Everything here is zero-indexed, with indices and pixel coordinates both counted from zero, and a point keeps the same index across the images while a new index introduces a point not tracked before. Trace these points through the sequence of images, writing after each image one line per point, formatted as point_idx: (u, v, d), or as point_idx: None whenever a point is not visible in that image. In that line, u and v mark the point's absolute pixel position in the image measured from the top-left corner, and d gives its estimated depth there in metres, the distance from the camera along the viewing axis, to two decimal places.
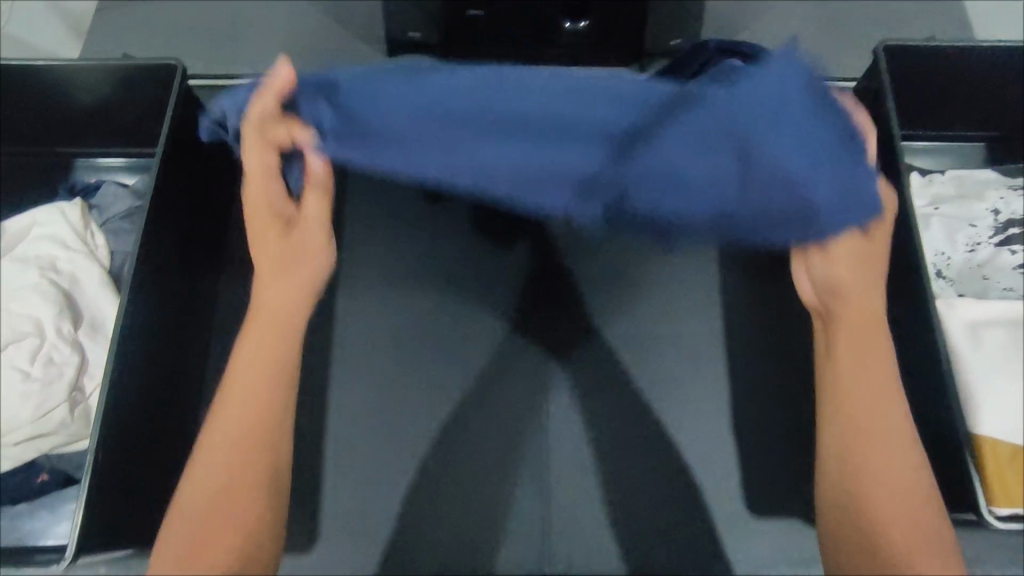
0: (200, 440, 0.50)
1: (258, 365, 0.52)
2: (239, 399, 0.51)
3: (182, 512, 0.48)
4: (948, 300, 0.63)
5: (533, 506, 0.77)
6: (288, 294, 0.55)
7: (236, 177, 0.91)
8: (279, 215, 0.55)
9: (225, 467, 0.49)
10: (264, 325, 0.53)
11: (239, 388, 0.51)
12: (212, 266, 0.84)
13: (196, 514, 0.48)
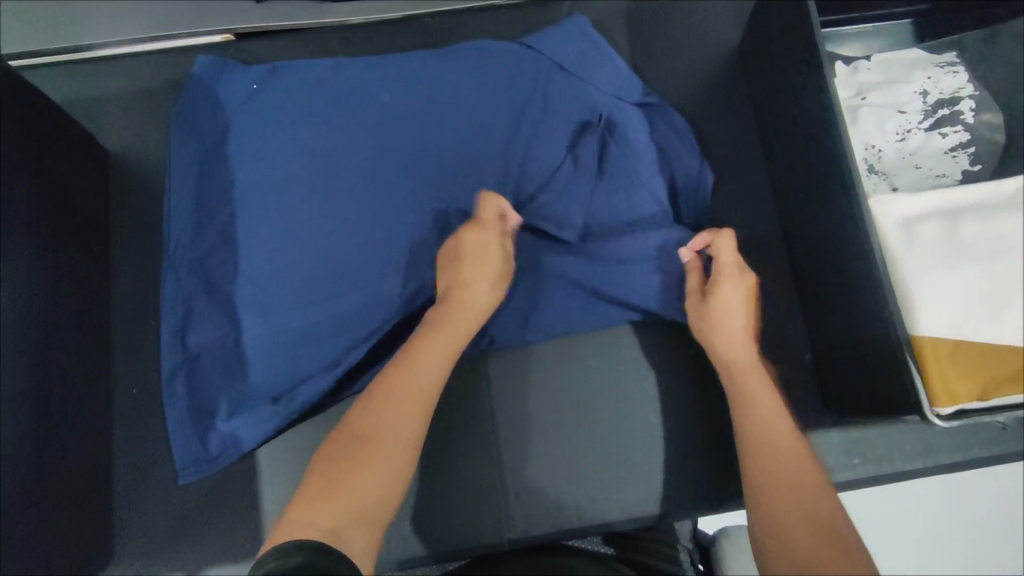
0: (403, 359, 0.64)
1: (430, 374, 0.64)
2: (409, 385, 0.62)
3: (377, 396, 0.61)
4: (881, 197, 0.59)
5: (485, 469, 0.74)
6: (451, 346, 0.66)
7: (109, 166, 0.81)
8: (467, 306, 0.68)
9: (414, 400, 0.62)
10: (444, 342, 0.65)
11: (455, 316, 0.67)
12: (97, 271, 0.76)
13: (386, 403, 0.61)
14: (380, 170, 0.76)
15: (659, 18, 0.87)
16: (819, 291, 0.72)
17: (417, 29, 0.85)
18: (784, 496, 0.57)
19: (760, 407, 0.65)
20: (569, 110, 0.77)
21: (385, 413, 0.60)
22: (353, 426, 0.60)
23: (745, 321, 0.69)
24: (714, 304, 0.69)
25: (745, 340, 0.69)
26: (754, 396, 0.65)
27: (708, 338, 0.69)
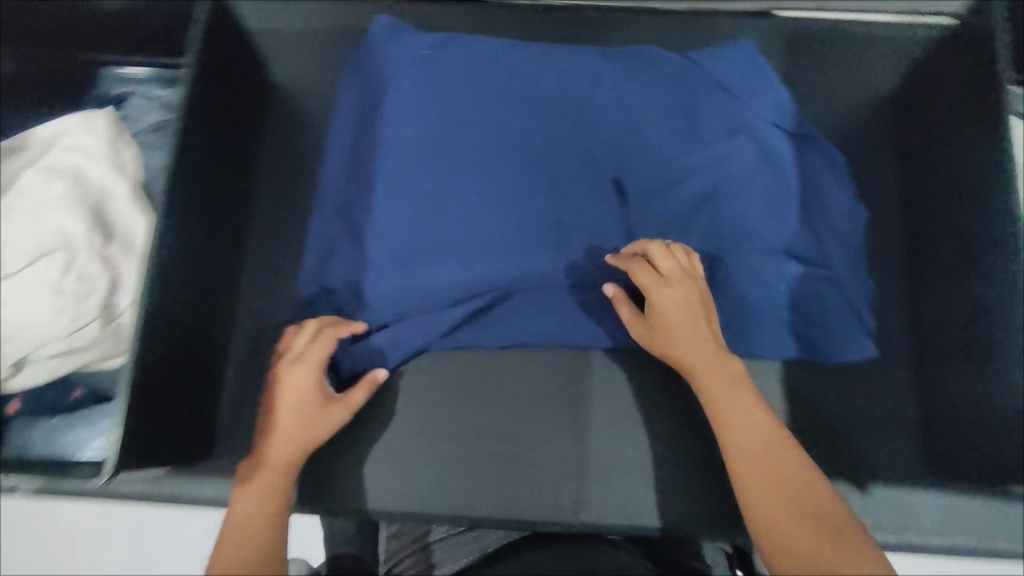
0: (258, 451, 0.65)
1: (285, 458, 0.64)
2: (255, 477, 0.63)
3: (242, 492, 0.62)
4: None
5: (570, 451, 0.73)
6: (295, 447, 0.65)
7: (270, 95, 0.86)
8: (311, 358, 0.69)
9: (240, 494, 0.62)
10: (284, 436, 0.65)
11: (280, 414, 0.66)
12: (242, 187, 0.81)
13: (252, 499, 0.61)
14: (529, 146, 0.79)
15: (819, 49, 0.87)
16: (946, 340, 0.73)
17: (578, 20, 0.88)
18: (772, 492, 0.58)
19: (734, 405, 0.63)
20: (720, 129, 0.81)
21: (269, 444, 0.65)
22: (245, 498, 0.61)
23: (694, 332, 0.66)
24: (658, 320, 0.67)
25: (701, 342, 0.66)
26: (725, 399, 0.63)
27: (667, 350, 0.67)
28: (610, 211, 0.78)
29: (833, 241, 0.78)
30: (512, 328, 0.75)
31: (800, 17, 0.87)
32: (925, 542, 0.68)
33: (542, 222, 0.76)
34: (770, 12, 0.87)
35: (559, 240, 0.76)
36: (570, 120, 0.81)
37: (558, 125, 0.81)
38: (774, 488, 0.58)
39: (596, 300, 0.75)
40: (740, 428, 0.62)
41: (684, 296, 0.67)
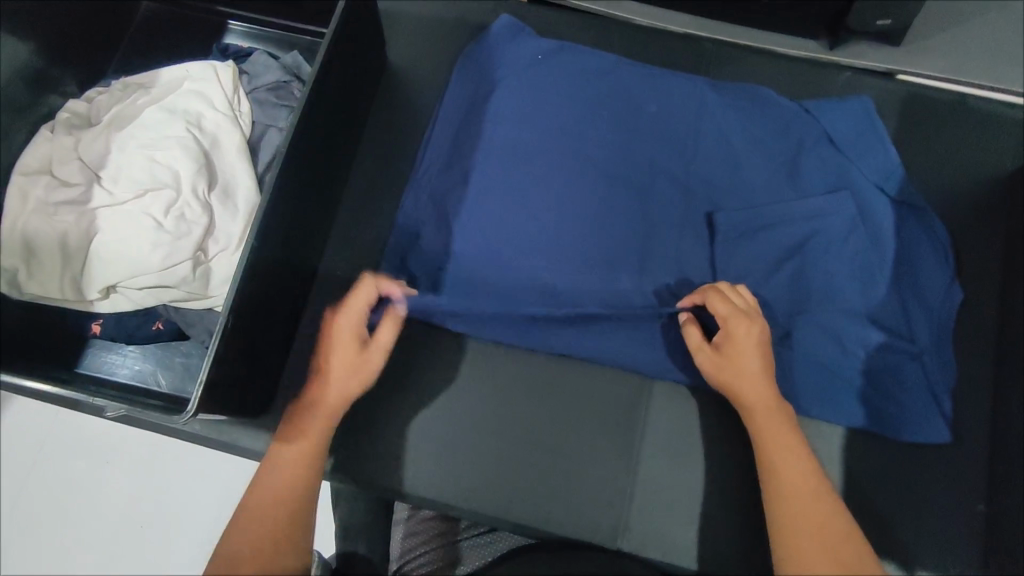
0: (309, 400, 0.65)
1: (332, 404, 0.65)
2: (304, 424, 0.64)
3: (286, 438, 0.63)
4: None
5: (615, 476, 0.72)
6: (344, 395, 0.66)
7: (384, 74, 0.88)
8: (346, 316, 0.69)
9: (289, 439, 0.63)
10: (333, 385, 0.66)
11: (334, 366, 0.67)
12: (345, 158, 0.83)
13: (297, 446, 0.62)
14: (627, 167, 0.79)
15: (937, 118, 0.85)
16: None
17: (695, 50, 0.88)
18: (813, 540, 0.56)
19: (784, 452, 0.62)
20: (827, 183, 0.79)
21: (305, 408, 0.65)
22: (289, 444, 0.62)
23: (761, 369, 0.66)
24: (728, 349, 0.67)
25: (762, 379, 0.65)
26: (775, 444, 0.62)
27: (726, 379, 0.66)
28: (694, 243, 0.77)
29: (921, 316, 0.75)
30: (578, 343, 0.75)
31: (919, 85, 0.86)
32: None
33: (630, 243, 0.77)
34: (894, 75, 0.87)
35: (643, 264, 0.76)
36: (672, 146, 0.81)
37: (660, 149, 0.81)
38: (810, 538, 0.56)
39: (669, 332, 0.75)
40: (777, 465, 0.62)
41: (761, 333, 0.66)
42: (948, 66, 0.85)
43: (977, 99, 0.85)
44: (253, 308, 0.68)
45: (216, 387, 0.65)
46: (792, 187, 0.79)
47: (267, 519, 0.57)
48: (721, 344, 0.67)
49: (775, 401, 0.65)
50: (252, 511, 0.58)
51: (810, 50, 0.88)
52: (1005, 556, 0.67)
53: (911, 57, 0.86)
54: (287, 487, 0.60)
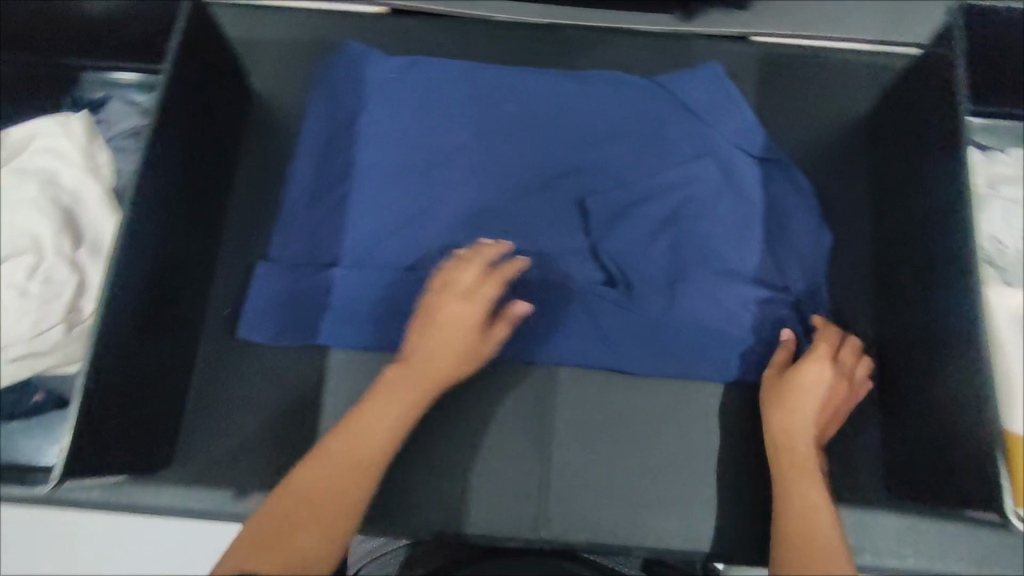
0: (340, 430, 0.65)
1: (384, 417, 0.66)
2: (348, 450, 0.63)
3: (310, 464, 0.62)
4: (996, 286, 0.60)
5: (528, 470, 0.73)
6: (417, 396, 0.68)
7: (250, 105, 0.87)
8: (445, 337, 0.69)
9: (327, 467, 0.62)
10: (393, 395, 0.67)
11: (412, 374, 0.68)
12: (218, 196, 0.82)
13: (320, 470, 0.61)
14: (501, 164, 0.81)
15: (793, 74, 0.88)
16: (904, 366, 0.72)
17: (556, 39, 0.89)
18: (810, 562, 0.57)
19: (806, 485, 0.63)
20: (692, 150, 0.81)
21: (349, 437, 0.64)
22: (308, 467, 0.62)
23: (813, 408, 0.67)
24: (795, 381, 0.68)
25: (800, 415, 0.67)
26: (797, 478, 0.64)
27: (773, 409, 0.68)
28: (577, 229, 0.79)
29: (798, 265, 0.78)
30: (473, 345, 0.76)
31: (774, 43, 0.89)
32: (874, 562, 0.69)
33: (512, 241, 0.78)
34: (750, 37, 0.89)
35: (528, 257, 0.78)
36: (543, 139, 0.82)
37: (532, 144, 0.82)
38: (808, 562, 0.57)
39: (562, 319, 0.76)
40: (795, 500, 0.63)
41: (829, 378, 0.68)
42: (798, 21, 0.88)
43: (829, 50, 0.89)
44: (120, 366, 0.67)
45: (92, 444, 0.64)
46: (663, 160, 0.81)
47: (331, 543, 0.58)
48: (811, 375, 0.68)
49: (806, 438, 0.66)
50: (311, 535, 0.57)
51: (666, 24, 0.90)
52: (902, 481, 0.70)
53: (763, 18, 0.89)
54: (337, 512, 0.60)
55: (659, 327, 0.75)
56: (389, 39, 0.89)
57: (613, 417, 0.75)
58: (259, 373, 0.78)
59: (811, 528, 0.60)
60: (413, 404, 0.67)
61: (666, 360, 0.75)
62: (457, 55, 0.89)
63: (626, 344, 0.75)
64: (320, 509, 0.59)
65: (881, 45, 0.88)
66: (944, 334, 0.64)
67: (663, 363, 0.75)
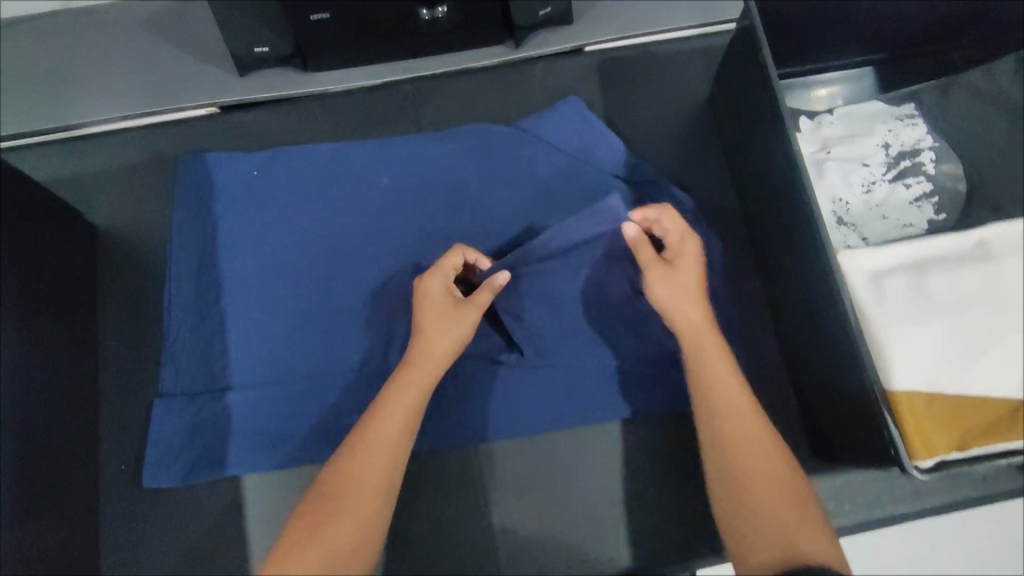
0: (347, 448, 0.59)
1: (399, 420, 0.60)
2: (358, 468, 0.57)
3: (322, 488, 0.57)
4: (849, 252, 0.60)
5: (477, 531, 0.75)
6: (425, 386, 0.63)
7: (96, 241, 0.82)
8: (424, 319, 0.65)
9: (342, 489, 0.56)
10: (409, 388, 0.62)
11: (419, 363, 0.64)
12: (84, 345, 0.77)
13: (347, 491, 0.56)
14: (383, 252, 0.79)
15: (631, 74, 0.90)
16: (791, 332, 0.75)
17: (396, 95, 0.88)
18: (757, 487, 0.56)
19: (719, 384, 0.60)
20: (571, 191, 0.82)
21: (380, 416, 0.60)
22: (328, 485, 0.57)
23: (698, 300, 0.63)
24: (676, 265, 0.64)
25: (696, 310, 0.63)
26: (708, 376, 0.61)
27: (665, 298, 0.63)
28: None
29: (693, 278, 0.78)
30: None
31: (606, 49, 0.91)
32: None
33: (400, 312, 0.77)
34: (583, 49, 0.91)
35: None
36: (406, 201, 0.81)
37: (396, 208, 0.81)
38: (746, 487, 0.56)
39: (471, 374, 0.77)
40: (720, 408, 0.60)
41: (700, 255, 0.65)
42: (622, 23, 0.90)
43: (658, 43, 0.91)
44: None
45: None
46: (529, 192, 0.82)
47: (367, 533, 0.55)
48: (688, 262, 0.64)
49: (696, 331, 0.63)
50: (337, 524, 0.54)
51: (499, 54, 0.90)
52: (819, 442, 0.72)
53: (589, 27, 0.90)
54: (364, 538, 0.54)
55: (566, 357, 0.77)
56: (226, 137, 0.86)
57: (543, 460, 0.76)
58: (175, 520, 0.73)
59: (740, 443, 0.58)
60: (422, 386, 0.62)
61: (582, 386, 0.77)
62: (300, 136, 0.87)
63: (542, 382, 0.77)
64: (349, 496, 0.56)
65: (704, 27, 0.91)
66: (819, 299, 0.65)
67: (580, 390, 0.77)
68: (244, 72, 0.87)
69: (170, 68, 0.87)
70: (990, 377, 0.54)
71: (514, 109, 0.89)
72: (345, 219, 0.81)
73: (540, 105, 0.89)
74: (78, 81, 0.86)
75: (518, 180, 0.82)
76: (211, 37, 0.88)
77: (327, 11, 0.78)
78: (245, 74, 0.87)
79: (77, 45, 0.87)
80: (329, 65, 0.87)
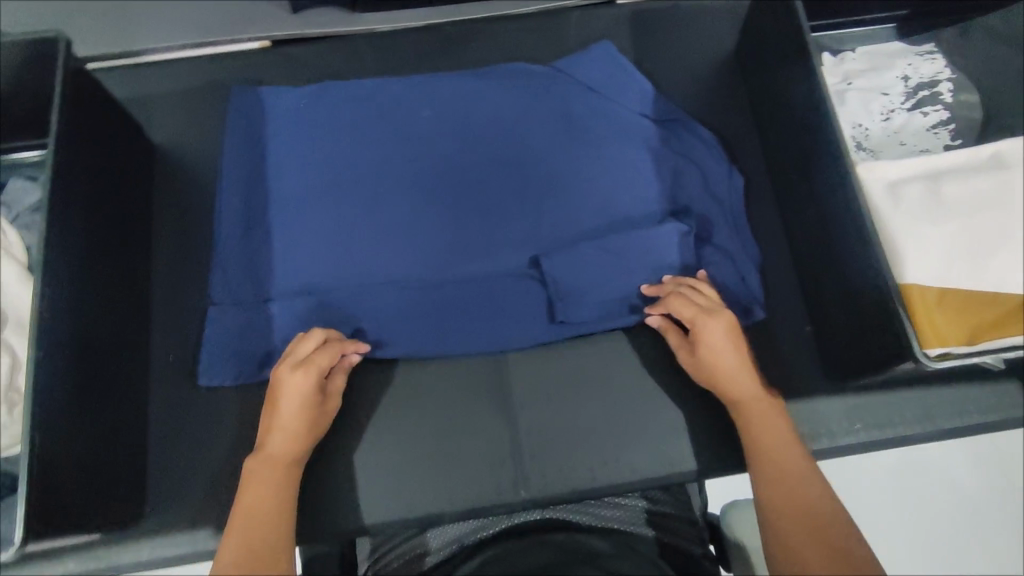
0: (235, 522, 0.62)
1: (264, 497, 0.64)
2: (246, 538, 0.60)
3: (228, 548, 0.60)
4: (867, 164, 0.64)
5: (500, 434, 0.77)
6: (283, 475, 0.66)
7: (154, 157, 0.88)
8: (283, 409, 0.68)
9: (245, 553, 0.59)
10: (262, 479, 0.65)
11: (261, 460, 0.66)
12: (139, 249, 0.83)
13: (241, 551, 0.59)
14: (421, 174, 0.84)
15: (661, 25, 0.95)
16: (808, 258, 0.78)
17: (437, 36, 0.94)
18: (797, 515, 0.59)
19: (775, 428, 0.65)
20: (602, 129, 0.85)
21: (252, 493, 0.64)
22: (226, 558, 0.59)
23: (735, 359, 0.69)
24: (699, 341, 0.70)
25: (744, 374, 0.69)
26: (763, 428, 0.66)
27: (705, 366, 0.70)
28: (495, 208, 0.82)
29: (716, 210, 0.82)
30: (419, 332, 0.79)
31: (638, 1, 0.96)
32: (831, 443, 0.74)
33: (437, 234, 0.81)
34: (615, 1, 0.96)
35: (454, 244, 0.81)
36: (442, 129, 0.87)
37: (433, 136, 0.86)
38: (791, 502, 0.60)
39: (499, 296, 0.79)
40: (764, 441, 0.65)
41: (727, 325, 0.69)
42: None
43: None
44: (76, 438, 0.67)
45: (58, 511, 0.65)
46: (562, 126, 0.85)
47: None
48: (715, 326, 0.70)
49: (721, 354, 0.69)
50: None
51: (535, 3, 0.95)
52: (833, 360, 0.75)
53: None
54: None
55: (596, 280, 0.78)
56: (278, 68, 0.92)
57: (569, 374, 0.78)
58: (218, 409, 0.78)
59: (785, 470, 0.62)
60: (282, 476, 0.66)
61: (608, 310, 0.78)
62: (346, 69, 0.92)
63: (574, 302, 0.78)
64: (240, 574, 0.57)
65: None
66: (836, 216, 0.69)
67: (606, 314, 0.78)
68: (298, 10, 0.93)
69: (230, 4, 0.93)
70: (1000, 276, 0.57)
71: (548, 54, 0.93)
72: (385, 141, 0.85)
73: (573, 50, 0.94)
74: (144, 13, 0.92)
75: (553, 117, 0.86)
76: None
77: None
78: (299, 12, 0.93)
79: None
80: (376, 7, 0.93)
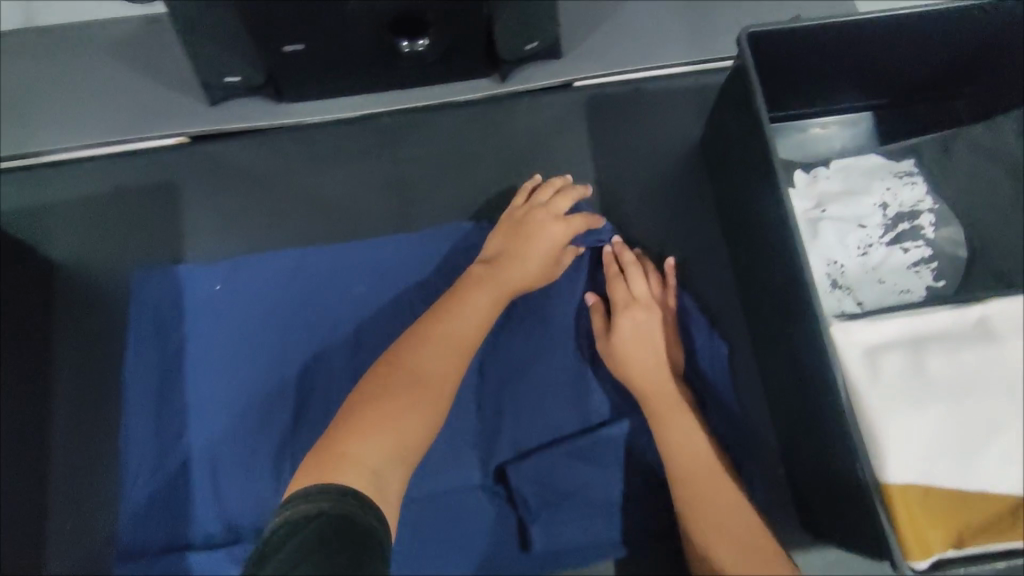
0: (355, 402, 0.61)
1: (435, 370, 0.64)
2: (395, 435, 0.59)
3: (359, 432, 0.58)
4: (844, 324, 0.56)
5: None
6: (456, 344, 0.67)
7: (55, 278, 0.79)
8: (530, 249, 0.73)
9: (369, 472, 0.55)
10: (439, 346, 0.66)
11: (438, 337, 0.66)
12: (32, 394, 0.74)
13: (372, 428, 0.59)
14: (360, 346, 0.76)
15: (621, 112, 0.87)
16: (778, 395, 0.71)
17: (374, 128, 0.84)
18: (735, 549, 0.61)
19: (681, 427, 0.68)
20: (557, 298, 0.76)
21: (411, 376, 0.63)
22: (348, 423, 0.59)
23: (649, 355, 0.71)
24: (623, 331, 0.72)
25: (654, 368, 0.70)
26: (671, 423, 0.68)
27: (625, 366, 0.71)
28: None
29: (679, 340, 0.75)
30: None
31: (597, 84, 0.87)
32: None
33: None
34: (572, 84, 0.87)
35: None
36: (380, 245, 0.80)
37: (371, 253, 0.79)
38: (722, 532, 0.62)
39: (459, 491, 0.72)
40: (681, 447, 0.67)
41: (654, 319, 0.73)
42: (613, 58, 0.86)
43: (650, 80, 0.87)
44: None
45: None
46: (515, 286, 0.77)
47: (383, 464, 0.57)
48: (642, 314, 0.72)
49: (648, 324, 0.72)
50: (353, 448, 0.57)
51: (483, 88, 0.85)
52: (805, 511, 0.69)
53: (578, 62, 0.86)
54: (377, 478, 0.55)
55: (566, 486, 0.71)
56: (194, 170, 0.82)
57: (521, 536, 0.71)
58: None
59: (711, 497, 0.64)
60: (461, 356, 0.66)
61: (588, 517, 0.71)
62: (272, 170, 0.83)
63: (546, 513, 0.71)
64: (370, 434, 0.58)
65: (698, 65, 0.87)
66: (808, 372, 0.62)
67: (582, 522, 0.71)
68: (213, 102, 0.82)
69: (138, 95, 0.82)
70: (990, 472, 0.51)
71: (498, 148, 0.85)
72: (318, 261, 0.79)
73: (525, 142, 0.85)
74: (39, 108, 0.81)
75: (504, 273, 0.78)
76: (180, 62, 0.83)
77: (300, 41, 0.73)
78: (215, 104, 0.82)
79: (39, 66, 0.83)
80: (305, 96, 0.83)
